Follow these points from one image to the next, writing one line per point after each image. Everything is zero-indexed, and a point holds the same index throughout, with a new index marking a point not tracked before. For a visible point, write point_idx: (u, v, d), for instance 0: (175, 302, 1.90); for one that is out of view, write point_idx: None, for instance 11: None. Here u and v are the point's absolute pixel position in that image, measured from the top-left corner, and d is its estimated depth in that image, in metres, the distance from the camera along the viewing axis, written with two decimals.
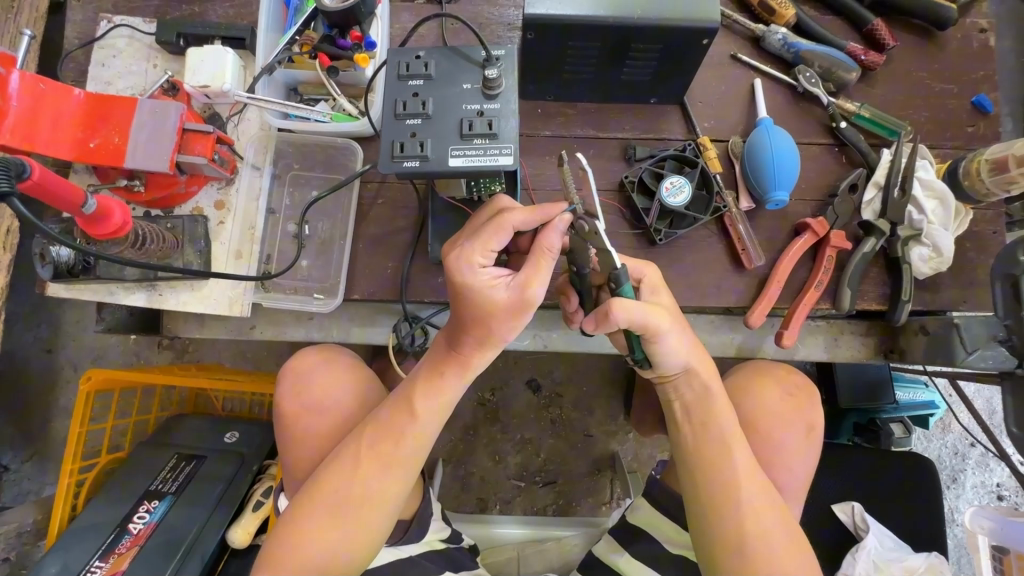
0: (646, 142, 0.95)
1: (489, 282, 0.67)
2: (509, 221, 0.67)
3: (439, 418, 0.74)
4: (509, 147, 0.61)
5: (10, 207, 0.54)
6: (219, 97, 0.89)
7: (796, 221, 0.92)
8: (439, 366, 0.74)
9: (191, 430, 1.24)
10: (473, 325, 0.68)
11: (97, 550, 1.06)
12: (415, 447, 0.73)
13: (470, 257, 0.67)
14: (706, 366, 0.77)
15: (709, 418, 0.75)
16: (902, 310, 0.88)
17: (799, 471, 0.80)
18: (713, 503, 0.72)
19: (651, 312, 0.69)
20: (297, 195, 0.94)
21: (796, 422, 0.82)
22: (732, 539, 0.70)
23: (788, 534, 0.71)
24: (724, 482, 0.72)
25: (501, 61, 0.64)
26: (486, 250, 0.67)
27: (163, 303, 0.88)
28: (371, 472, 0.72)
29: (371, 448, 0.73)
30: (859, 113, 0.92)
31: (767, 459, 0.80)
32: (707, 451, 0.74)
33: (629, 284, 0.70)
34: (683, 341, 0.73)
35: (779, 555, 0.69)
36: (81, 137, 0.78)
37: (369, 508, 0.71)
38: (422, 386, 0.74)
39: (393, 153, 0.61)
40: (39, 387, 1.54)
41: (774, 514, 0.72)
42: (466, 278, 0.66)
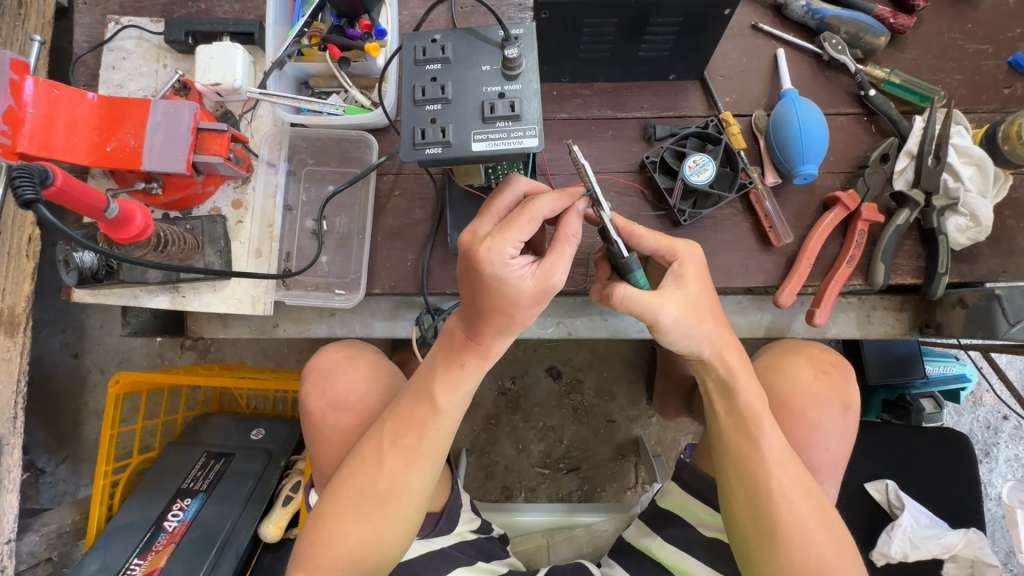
0: (666, 120, 0.92)
1: (517, 271, 0.62)
2: (538, 210, 0.63)
3: (462, 406, 0.73)
4: (533, 129, 0.57)
5: (38, 213, 0.53)
6: (231, 94, 0.88)
7: (824, 195, 0.89)
8: (456, 356, 0.71)
9: (219, 429, 1.25)
10: (499, 315, 0.65)
11: (136, 547, 1.09)
12: (439, 438, 0.72)
13: (501, 249, 0.61)
14: (732, 350, 0.73)
15: (739, 399, 0.72)
16: (939, 283, 0.85)
17: (837, 450, 0.77)
18: (746, 488, 0.71)
19: (651, 304, 0.67)
20: (313, 191, 0.93)
21: (832, 401, 0.78)
22: (767, 524, 0.69)
23: (822, 519, 0.69)
24: (754, 472, 0.70)
25: (520, 40, 0.60)
26: (515, 241, 0.62)
27: (186, 305, 0.88)
28: (394, 467, 0.71)
29: (393, 444, 0.71)
30: (888, 80, 0.88)
31: (801, 443, 0.77)
32: (735, 440, 0.72)
33: (640, 270, 0.70)
34: (705, 329, 0.70)
35: (817, 538, 0.68)
36: (97, 141, 0.78)
37: (394, 505, 0.71)
38: (440, 378, 0.71)
39: (414, 139, 0.57)
40: (70, 391, 1.58)
41: (811, 500, 0.69)
42: (497, 272, 0.61)
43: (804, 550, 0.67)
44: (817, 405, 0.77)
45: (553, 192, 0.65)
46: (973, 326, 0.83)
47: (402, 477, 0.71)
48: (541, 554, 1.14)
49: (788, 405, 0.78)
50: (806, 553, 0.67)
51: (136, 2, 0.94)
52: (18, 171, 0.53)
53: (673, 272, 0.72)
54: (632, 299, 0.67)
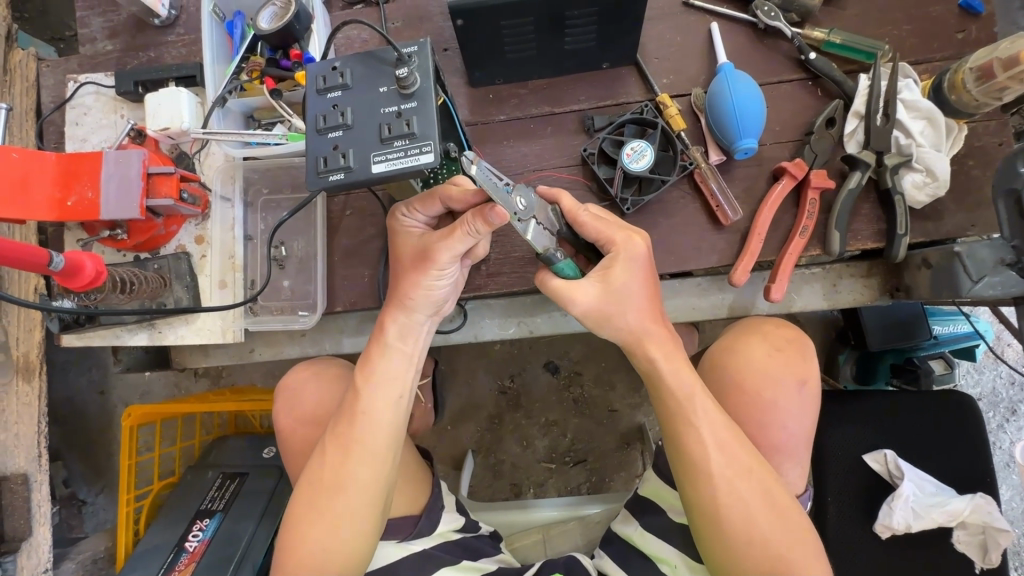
0: (604, 110, 0.91)
1: (412, 228, 0.78)
2: (439, 191, 0.72)
3: (387, 392, 0.77)
4: (429, 144, 0.58)
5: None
6: (181, 137, 0.92)
7: (773, 166, 0.87)
8: (372, 347, 0.79)
9: (234, 451, 1.34)
10: (399, 270, 0.79)
11: (161, 567, 1.17)
12: (371, 426, 0.76)
13: (399, 207, 0.78)
14: (655, 341, 0.75)
15: (672, 385, 0.73)
16: (899, 244, 0.82)
17: (793, 426, 0.78)
18: (687, 471, 0.72)
19: (563, 295, 0.73)
20: (271, 219, 0.97)
21: (786, 377, 0.79)
22: (710, 509, 0.70)
23: (766, 501, 0.70)
24: (697, 456, 0.71)
25: (414, 58, 0.61)
26: (421, 206, 0.76)
27: (163, 340, 0.92)
28: (333, 460, 0.76)
29: (335, 439, 0.76)
30: (828, 40, 0.85)
31: (754, 425, 0.78)
32: (676, 426, 0.73)
33: (561, 262, 0.71)
34: (629, 316, 0.74)
35: (759, 516, 0.69)
36: (59, 197, 0.83)
37: (344, 498, 0.74)
38: (362, 367, 0.78)
39: (318, 168, 0.59)
40: (99, 426, 1.69)
41: (753, 481, 0.70)
42: (392, 223, 0.79)
43: (747, 529, 0.69)
44: (770, 385, 0.78)
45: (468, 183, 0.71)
46: (938, 287, 0.79)
47: (345, 468, 0.75)
48: (535, 549, 1.16)
49: (743, 388, 0.79)
50: (750, 531, 0.69)
51: (92, 59, 1.00)
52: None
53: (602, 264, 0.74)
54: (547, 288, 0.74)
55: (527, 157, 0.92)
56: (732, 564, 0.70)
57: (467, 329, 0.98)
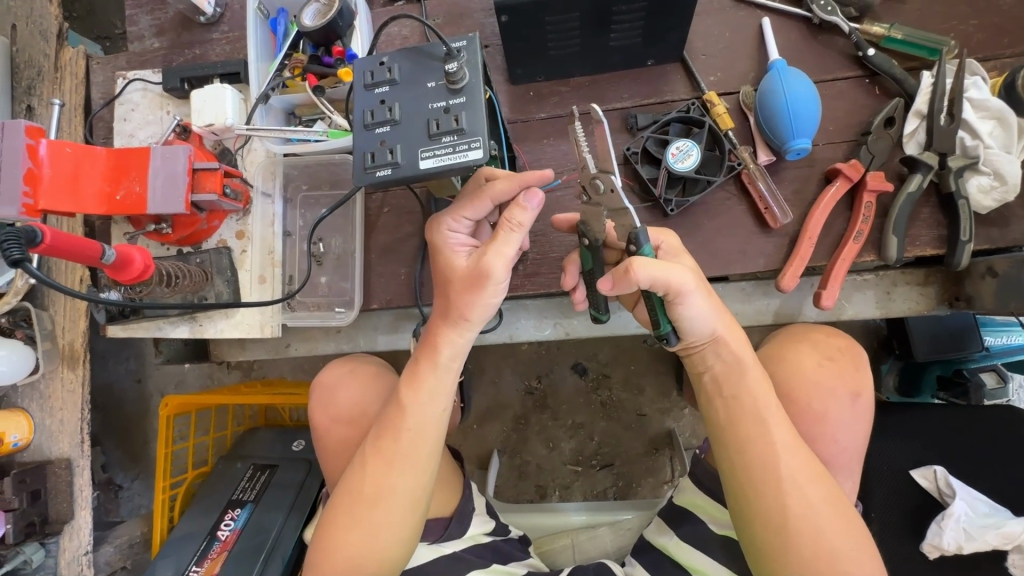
0: (648, 108, 0.89)
1: (458, 250, 0.75)
2: (488, 191, 0.71)
3: (431, 408, 0.76)
4: (478, 140, 0.57)
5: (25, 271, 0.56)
6: (225, 133, 0.93)
7: (826, 167, 0.83)
8: (419, 358, 0.76)
9: (264, 443, 1.36)
10: (441, 286, 0.75)
11: (194, 556, 1.20)
12: (415, 440, 0.75)
13: (441, 220, 0.75)
14: (734, 335, 0.75)
15: (744, 384, 0.74)
16: (962, 251, 0.77)
17: (846, 442, 0.77)
18: (753, 476, 0.71)
19: (673, 271, 0.68)
20: (309, 215, 0.97)
21: (839, 388, 0.78)
22: (775, 517, 0.69)
23: (837, 512, 0.69)
24: (766, 459, 0.71)
25: (463, 53, 0.60)
26: (462, 221, 0.74)
27: (204, 333, 0.94)
28: (375, 471, 0.75)
29: (378, 451, 0.75)
30: (889, 36, 0.81)
31: (810, 433, 0.77)
32: (743, 425, 0.73)
33: (650, 244, 0.70)
34: (712, 307, 0.72)
35: (829, 527, 0.68)
36: (108, 191, 0.85)
37: (385, 510, 0.74)
38: (409, 378, 0.76)
39: (366, 163, 0.59)
40: (136, 414, 1.74)
41: (822, 486, 0.70)
42: (435, 238, 0.75)
43: (816, 542, 0.67)
44: (820, 395, 0.77)
45: (511, 176, 0.71)
46: (1005, 296, 0.76)
47: (386, 480, 0.74)
48: (564, 553, 1.15)
49: (792, 396, 0.78)
50: (818, 543, 0.67)
51: (140, 57, 1.02)
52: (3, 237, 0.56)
53: (666, 250, 0.75)
54: (655, 271, 0.68)
55: (567, 156, 0.90)
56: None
57: (502, 329, 0.97)
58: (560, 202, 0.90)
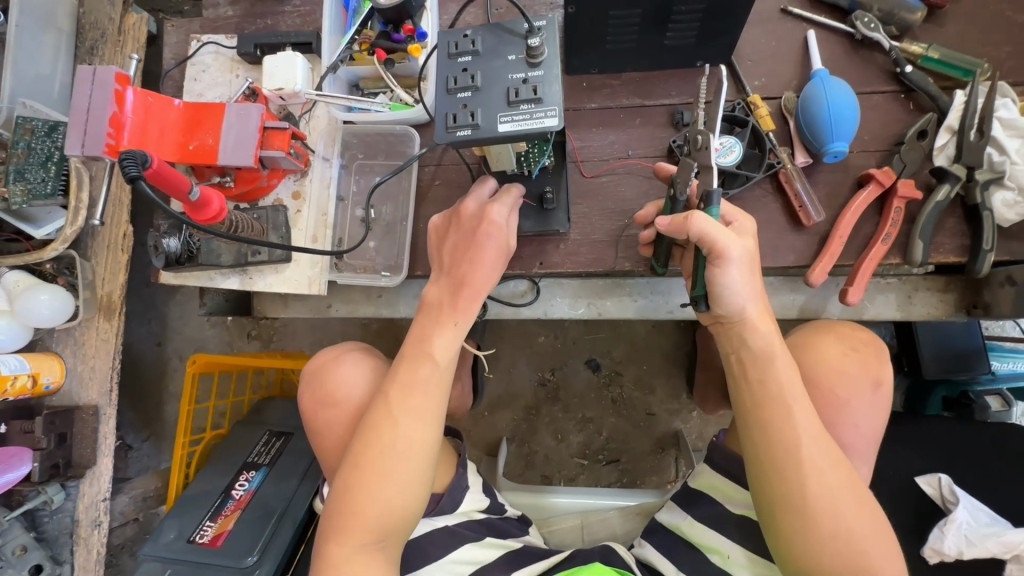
0: (694, 106, 0.95)
1: (511, 229, 0.84)
2: (512, 191, 0.86)
3: (452, 361, 0.82)
4: (554, 110, 0.62)
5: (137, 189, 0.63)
6: (292, 98, 0.98)
7: (859, 173, 0.89)
8: (446, 315, 0.82)
9: (280, 412, 1.43)
10: (479, 257, 0.81)
11: (208, 512, 1.25)
12: (441, 388, 0.81)
13: (502, 206, 0.83)
14: (765, 320, 0.78)
15: (773, 371, 0.76)
16: (983, 260, 0.82)
17: (864, 426, 0.83)
18: (778, 457, 0.74)
19: (725, 235, 0.74)
20: (363, 182, 1.02)
21: (862, 379, 0.84)
22: (797, 499, 0.72)
23: (854, 493, 0.73)
24: (789, 442, 0.74)
25: (544, 31, 0.65)
26: (509, 206, 0.84)
27: (253, 285, 0.99)
28: (402, 422, 0.78)
29: (398, 402, 0.79)
30: (926, 55, 0.87)
31: (831, 414, 0.83)
32: (771, 411, 0.75)
33: (718, 207, 0.75)
34: (750, 284, 0.75)
35: (846, 508, 0.72)
36: (182, 141, 0.90)
37: (411, 461, 0.77)
38: (437, 335, 0.81)
39: (447, 124, 0.64)
40: (155, 375, 1.77)
41: (842, 470, 0.73)
42: (500, 218, 0.83)
43: (834, 519, 0.72)
44: (844, 384, 0.83)
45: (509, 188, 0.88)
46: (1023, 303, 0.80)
47: (414, 431, 0.78)
48: (574, 533, 1.18)
49: (818, 382, 0.84)
50: (834, 526, 0.71)
51: (213, 22, 1.07)
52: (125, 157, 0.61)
53: (736, 228, 0.79)
54: (710, 228, 0.73)
55: (614, 145, 0.95)
56: (812, 555, 0.72)
57: (537, 306, 1.02)
58: (604, 188, 0.95)
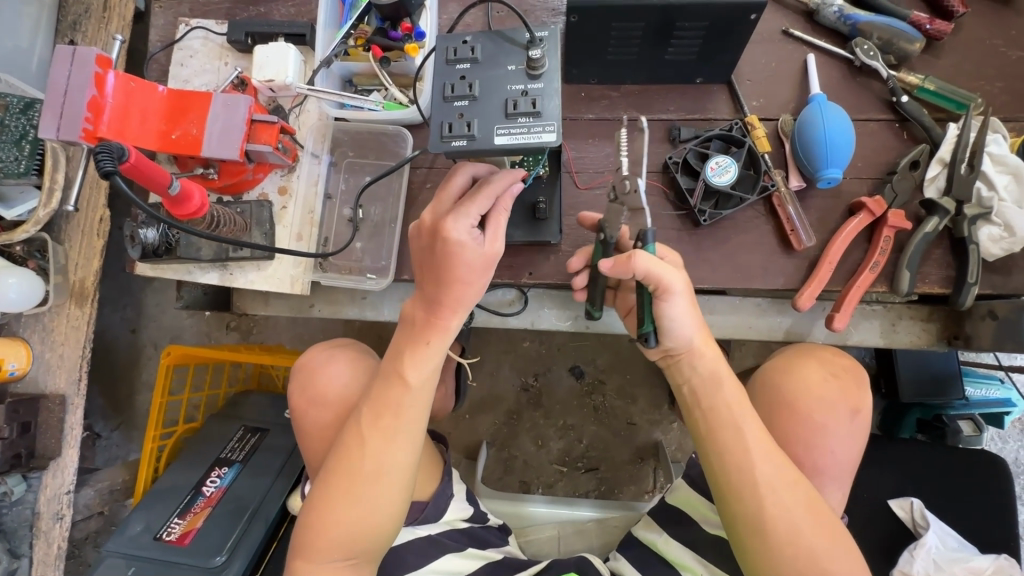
0: (692, 123, 0.94)
1: (478, 243, 0.74)
2: (487, 188, 0.74)
3: (429, 383, 0.82)
4: (553, 125, 0.61)
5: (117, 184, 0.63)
6: (283, 90, 0.95)
7: (851, 200, 0.89)
8: (422, 335, 0.80)
9: (255, 406, 1.39)
10: (447, 277, 0.74)
11: (176, 509, 1.21)
12: (415, 413, 0.81)
13: (463, 220, 0.73)
14: (709, 346, 0.81)
15: (720, 396, 0.79)
16: (967, 293, 0.83)
17: (840, 453, 0.83)
18: (732, 479, 0.75)
19: (666, 270, 0.77)
20: (352, 181, 0.99)
21: (841, 403, 0.85)
22: (756, 521, 0.73)
23: (815, 513, 0.73)
24: (741, 463, 0.75)
25: (545, 42, 0.64)
26: (474, 214, 0.74)
27: (234, 282, 0.96)
28: (374, 446, 0.79)
29: (372, 426, 0.80)
30: (922, 86, 0.87)
31: (807, 439, 0.83)
32: (721, 434, 0.77)
33: (653, 244, 0.79)
34: (692, 317, 0.79)
35: (807, 529, 0.72)
36: (165, 129, 0.87)
37: (383, 482, 0.79)
38: (410, 358, 0.81)
39: (442, 133, 0.62)
40: (128, 363, 1.72)
41: (798, 489, 0.74)
42: (459, 236, 0.73)
43: (794, 540, 0.72)
44: (821, 407, 0.83)
45: (498, 172, 0.76)
46: (1004, 338, 0.81)
47: (387, 455, 0.79)
48: (549, 544, 1.17)
49: (792, 403, 0.85)
50: (795, 545, 0.71)
51: (203, 6, 1.03)
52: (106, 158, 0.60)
53: (670, 262, 0.82)
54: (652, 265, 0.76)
55: (610, 157, 0.94)
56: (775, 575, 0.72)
57: (525, 315, 1.01)
58: (597, 200, 0.94)
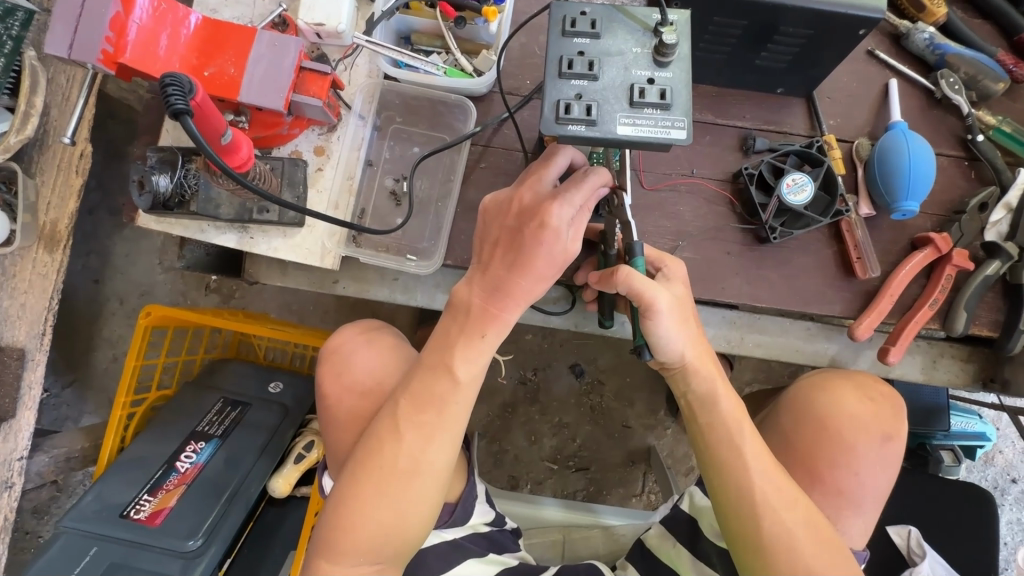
0: (767, 134, 0.90)
1: (570, 237, 0.67)
2: (593, 180, 0.68)
3: (476, 381, 0.71)
4: (682, 121, 0.56)
5: (181, 125, 0.56)
6: (331, 38, 0.84)
7: (915, 234, 0.88)
8: (477, 326, 0.70)
9: (237, 376, 1.15)
10: (529, 264, 0.67)
11: (145, 485, 0.99)
12: (460, 411, 0.70)
13: (562, 209, 0.66)
14: (708, 359, 0.75)
15: (716, 412, 0.73)
16: (1017, 339, 0.84)
17: (866, 478, 0.79)
18: (730, 492, 0.70)
19: (650, 285, 0.70)
20: (398, 150, 0.90)
21: (874, 428, 0.82)
22: (756, 543, 0.68)
23: (813, 527, 0.67)
24: (740, 479, 0.70)
25: (676, 25, 0.57)
26: (578, 204, 0.67)
27: (253, 247, 0.85)
28: (412, 443, 0.69)
29: (408, 421, 0.69)
30: (999, 127, 0.87)
31: (838, 462, 0.80)
32: (718, 449, 0.72)
33: (639, 257, 0.73)
34: (682, 332, 0.72)
35: (810, 552, 0.66)
36: (196, 65, 0.75)
37: (418, 481, 0.69)
38: (462, 349, 0.70)
39: (558, 114, 0.55)
40: (80, 317, 1.45)
41: (797, 507, 0.68)
42: (555, 225, 0.66)
43: (793, 559, 0.66)
44: (853, 428, 0.81)
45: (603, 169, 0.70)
46: None
47: (422, 453, 0.69)
48: (553, 549, 1.13)
49: (827, 425, 0.81)
50: (794, 562, 0.66)
51: None
52: (178, 89, 0.56)
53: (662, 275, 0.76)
54: (633, 280, 0.70)
55: (680, 159, 0.89)
56: None
57: (570, 316, 0.97)
58: (662, 203, 0.89)
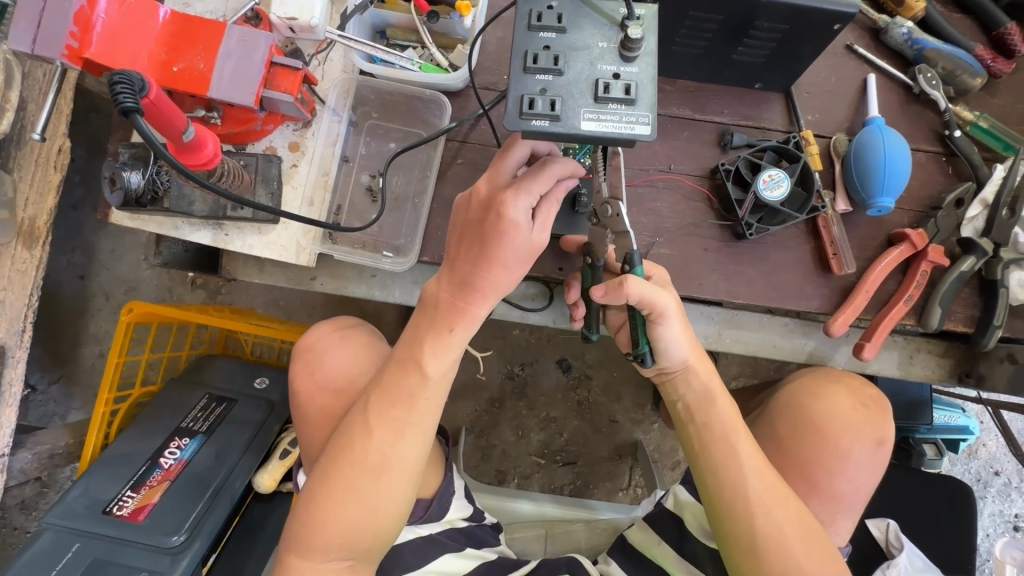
0: (745, 129, 0.90)
1: (531, 228, 0.67)
2: (551, 169, 0.67)
3: (448, 375, 0.72)
4: (647, 116, 0.55)
5: (132, 123, 0.55)
6: (305, 32, 0.83)
7: (892, 230, 0.88)
8: (445, 322, 0.70)
9: (223, 372, 1.16)
10: (490, 257, 0.66)
11: (128, 481, 0.99)
12: (428, 408, 0.70)
13: (521, 200, 0.65)
14: (704, 365, 0.75)
15: (714, 414, 0.73)
16: (991, 335, 0.84)
17: (859, 481, 0.80)
18: (722, 491, 0.70)
19: (658, 293, 0.70)
20: (375, 146, 0.90)
21: (867, 434, 0.82)
22: (746, 540, 0.68)
23: (803, 529, 0.68)
24: (736, 481, 0.70)
25: (643, 20, 0.57)
26: (535, 192, 0.66)
27: (228, 244, 0.85)
28: (383, 439, 0.69)
29: (379, 415, 0.69)
30: (976, 123, 0.87)
31: (832, 465, 0.80)
32: (713, 450, 0.72)
33: (639, 268, 0.73)
34: (686, 337, 0.73)
35: (797, 548, 0.66)
36: (164, 59, 0.74)
37: (388, 475, 0.69)
38: (430, 346, 0.70)
39: (522, 109, 0.55)
40: (64, 313, 1.44)
41: (788, 507, 0.68)
42: (512, 217, 0.65)
43: (783, 558, 0.66)
44: (846, 432, 0.81)
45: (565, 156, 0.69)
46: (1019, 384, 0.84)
47: (392, 449, 0.69)
48: (536, 543, 1.13)
49: (822, 428, 0.81)
50: (785, 562, 0.66)
51: None
52: (127, 86, 0.55)
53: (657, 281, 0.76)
54: (644, 289, 0.69)
55: (658, 155, 0.89)
56: None
57: (548, 312, 0.97)
58: (640, 198, 0.89)
